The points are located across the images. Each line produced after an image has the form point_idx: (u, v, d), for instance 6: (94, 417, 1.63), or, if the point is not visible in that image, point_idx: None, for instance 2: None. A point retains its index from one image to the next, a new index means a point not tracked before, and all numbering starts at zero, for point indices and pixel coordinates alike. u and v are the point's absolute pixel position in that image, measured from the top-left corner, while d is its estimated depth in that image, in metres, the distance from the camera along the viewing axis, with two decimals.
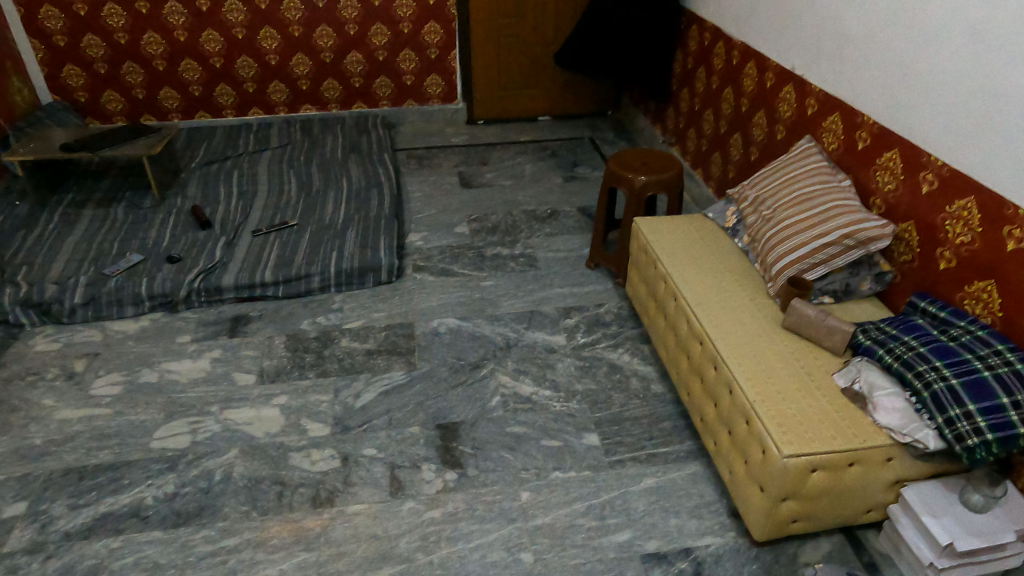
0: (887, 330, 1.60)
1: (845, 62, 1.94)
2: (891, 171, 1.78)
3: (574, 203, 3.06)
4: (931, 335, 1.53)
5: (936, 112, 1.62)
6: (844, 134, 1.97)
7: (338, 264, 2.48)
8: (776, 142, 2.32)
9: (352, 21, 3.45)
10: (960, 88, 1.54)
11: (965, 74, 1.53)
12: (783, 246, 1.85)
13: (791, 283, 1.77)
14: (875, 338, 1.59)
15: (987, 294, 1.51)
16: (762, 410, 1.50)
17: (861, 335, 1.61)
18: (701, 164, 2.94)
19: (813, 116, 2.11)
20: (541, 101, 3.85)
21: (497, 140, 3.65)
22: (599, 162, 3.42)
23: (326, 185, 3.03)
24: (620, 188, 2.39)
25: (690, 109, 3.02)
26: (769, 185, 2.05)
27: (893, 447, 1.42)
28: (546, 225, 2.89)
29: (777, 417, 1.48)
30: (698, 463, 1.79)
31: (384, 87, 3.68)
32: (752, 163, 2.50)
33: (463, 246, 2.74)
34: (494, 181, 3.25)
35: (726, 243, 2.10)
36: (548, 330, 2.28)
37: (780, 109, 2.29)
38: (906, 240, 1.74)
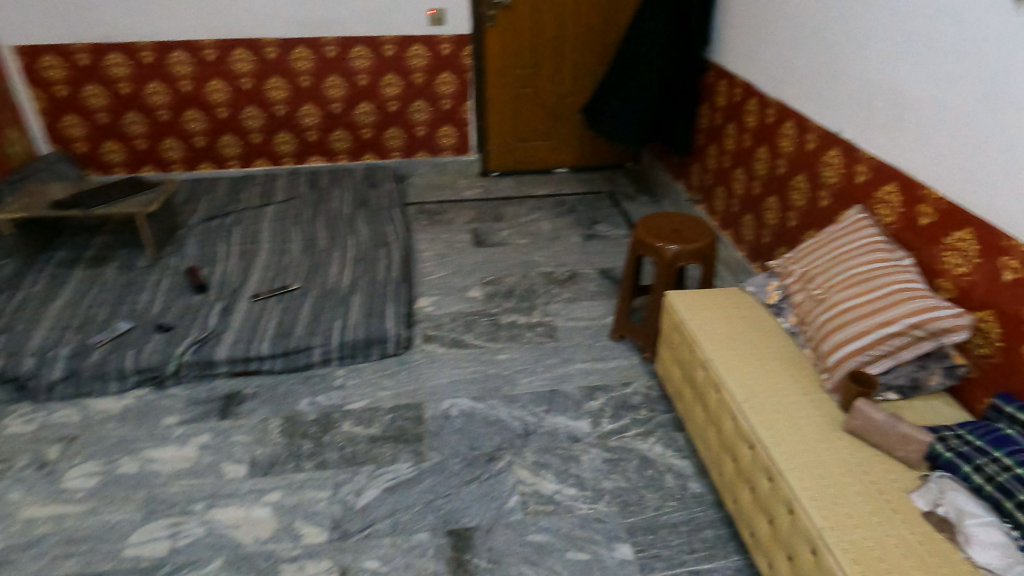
0: (971, 441, 1.38)
1: (902, 128, 1.76)
2: (965, 252, 1.58)
3: (595, 265, 2.87)
4: None
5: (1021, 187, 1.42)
6: (903, 207, 1.77)
7: (341, 335, 2.29)
8: (820, 209, 2.13)
9: (364, 72, 3.33)
10: None
11: None
12: (839, 333, 1.64)
13: (852, 378, 1.55)
14: (958, 451, 1.37)
15: None
16: (832, 539, 1.27)
17: (940, 446, 1.39)
18: (731, 226, 2.76)
19: (864, 183, 1.92)
20: (558, 153, 3.70)
21: (512, 194, 3.49)
22: (620, 220, 3.25)
23: (331, 244, 2.86)
24: (649, 257, 2.20)
25: (718, 166, 2.85)
26: (820, 262, 1.85)
27: None
28: (565, 289, 2.70)
29: (852, 551, 1.25)
30: None
31: (395, 138, 3.54)
32: (791, 229, 2.31)
33: (476, 314, 2.55)
34: (510, 240, 3.07)
35: (771, 323, 1.89)
36: (570, 414, 2.07)
37: (824, 174, 2.11)
38: (985, 332, 1.53)
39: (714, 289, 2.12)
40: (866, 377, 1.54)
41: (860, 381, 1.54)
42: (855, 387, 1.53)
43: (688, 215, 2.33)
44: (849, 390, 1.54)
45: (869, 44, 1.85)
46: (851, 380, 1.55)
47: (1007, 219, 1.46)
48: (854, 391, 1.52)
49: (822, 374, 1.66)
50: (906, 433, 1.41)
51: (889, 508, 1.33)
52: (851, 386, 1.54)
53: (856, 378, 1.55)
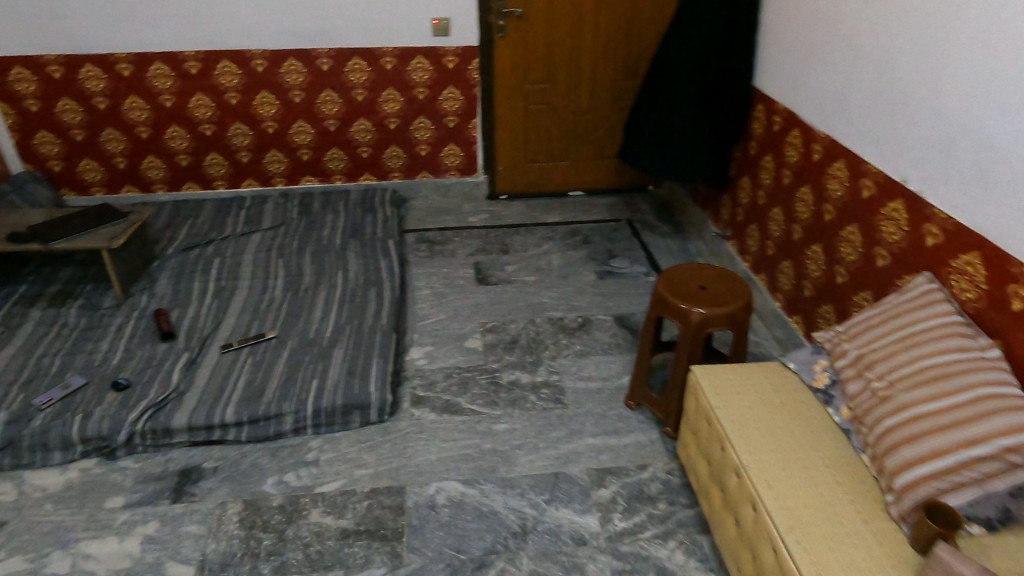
0: None
1: (989, 187, 1.43)
2: None
3: (610, 310, 2.56)
4: None
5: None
6: (988, 285, 1.45)
7: (317, 399, 2.01)
8: (876, 269, 1.81)
9: (361, 86, 3.04)
10: None
11: None
12: (908, 448, 1.33)
13: (928, 511, 1.24)
14: None
15: None
16: None
17: None
18: (767, 271, 2.44)
19: (935, 248, 1.60)
20: (573, 175, 3.38)
21: (522, 221, 3.19)
22: (639, 254, 2.93)
23: (318, 281, 2.58)
24: (672, 320, 1.89)
25: (754, 202, 2.52)
26: (882, 346, 1.53)
27: None
28: (576, 340, 2.40)
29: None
30: None
31: (395, 158, 3.25)
32: (839, 287, 1.99)
33: (473, 370, 2.26)
34: (517, 277, 2.77)
35: (819, 415, 1.58)
36: (576, 506, 1.78)
37: (882, 229, 1.79)
38: None
39: (747, 362, 1.80)
40: (946, 510, 1.22)
41: (938, 516, 1.23)
42: (931, 523, 1.22)
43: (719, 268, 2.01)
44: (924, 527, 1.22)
45: (947, 81, 1.52)
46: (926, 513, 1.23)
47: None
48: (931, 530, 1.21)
49: (887, 496, 1.34)
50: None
51: None
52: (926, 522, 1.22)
53: (934, 511, 1.23)
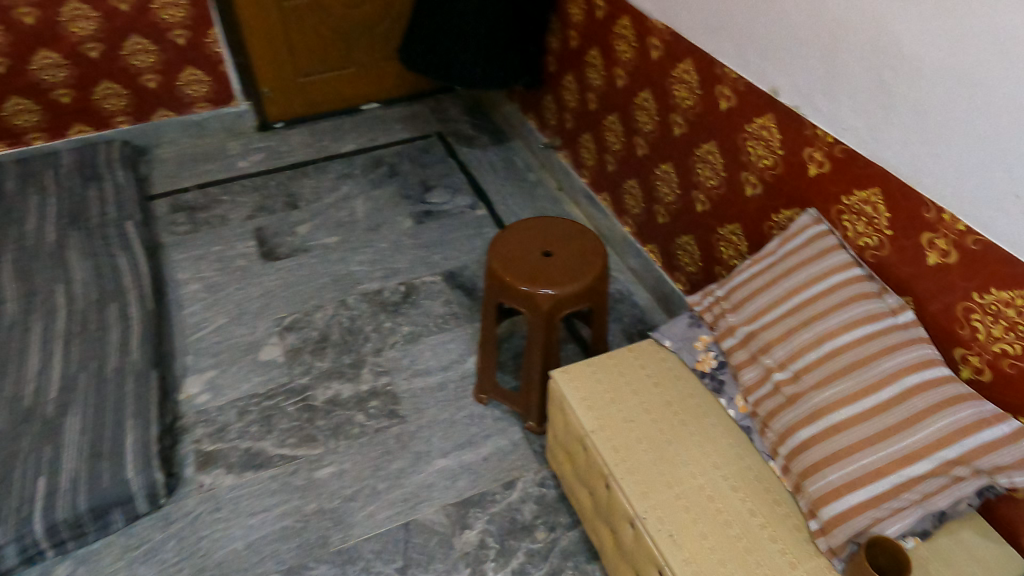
0: None
1: (888, 107, 1.10)
2: (1013, 326, 1.00)
3: (437, 267, 2.10)
4: None
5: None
6: (892, 231, 1.16)
7: (50, 509, 1.41)
8: (745, 199, 1.50)
9: (25, 2, 2.07)
10: None
11: None
12: (833, 468, 1.06)
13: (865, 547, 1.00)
14: None
15: None
16: None
17: None
18: (612, 191, 2.07)
19: (818, 179, 1.28)
20: (363, 84, 2.73)
21: (309, 157, 2.53)
22: (460, 180, 2.44)
23: (27, 307, 1.83)
24: (516, 306, 1.48)
25: (584, 107, 2.09)
26: (777, 322, 1.23)
27: None
28: (402, 319, 1.93)
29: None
30: None
31: (113, 97, 2.39)
32: (701, 215, 1.67)
33: (276, 393, 1.74)
34: (314, 240, 2.18)
35: (712, 414, 1.29)
36: (438, 567, 1.41)
37: (748, 151, 1.44)
38: None
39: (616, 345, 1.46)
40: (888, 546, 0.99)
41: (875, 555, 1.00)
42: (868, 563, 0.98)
43: (559, 219, 1.61)
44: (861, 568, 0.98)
45: None
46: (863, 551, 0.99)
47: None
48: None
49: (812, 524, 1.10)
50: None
51: None
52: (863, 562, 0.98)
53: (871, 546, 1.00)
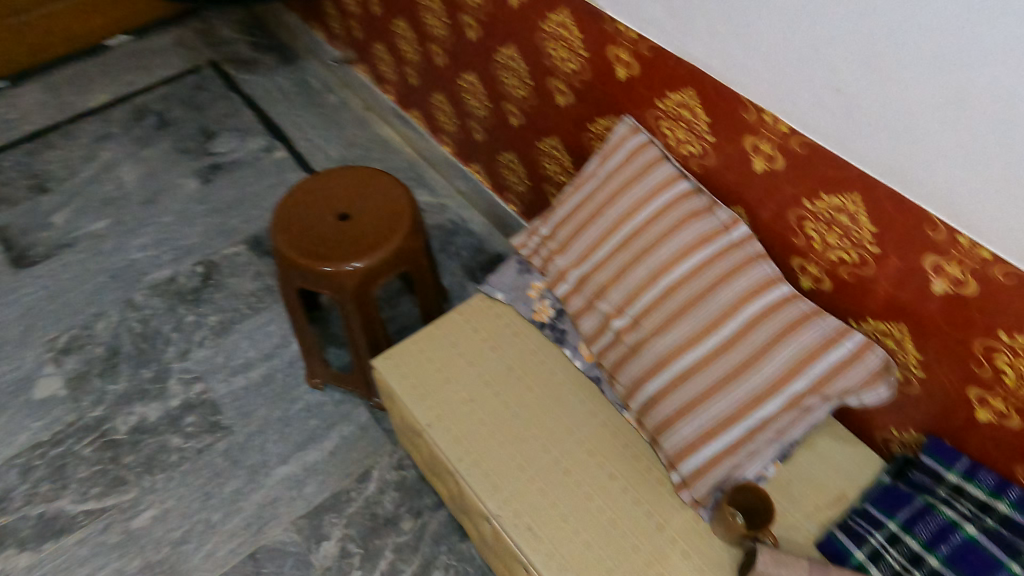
0: (890, 533, 0.94)
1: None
2: (849, 234, 0.91)
3: (238, 234, 1.79)
4: (972, 550, 0.88)
5: (1000, 152, 0.71)
6: (713, 137, 1.01)
7: None
8: (558, 110, 1.30)
9: None
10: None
11: None
12: (687, 420, 0.97)
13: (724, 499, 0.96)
14: (877, 553, 0.93)
15: None
16: None
17: (850, 543, 0.94)
18: (421, 108, 1.81)
19: (628, 82, 1.10)
20: (100, 13, 2.20)
21: (50, 121, 2.04)
22: (247, 118, 2.06)
23: None
24: (322, 290, 1.25)
25: (368, 12, 1.76)
26: (608, 259, 1.09)
27: None
28: (206, 307, 1.65)
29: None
30: None
31: None
32: (517, 130, 1.47)
33: (65, 435, 1.44)
34: (77, 229, 1.79)
35: (558, 370, 1.16)
36: None
37: (549, 54, 1.22)
38: (889, 351, 0.95)
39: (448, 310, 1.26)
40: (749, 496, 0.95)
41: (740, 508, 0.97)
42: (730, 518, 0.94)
43: (341, 171, 1.33)
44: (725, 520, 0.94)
45: None
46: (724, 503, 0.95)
47: (954, 198, 0.78)
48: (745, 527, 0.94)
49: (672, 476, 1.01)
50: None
51: None
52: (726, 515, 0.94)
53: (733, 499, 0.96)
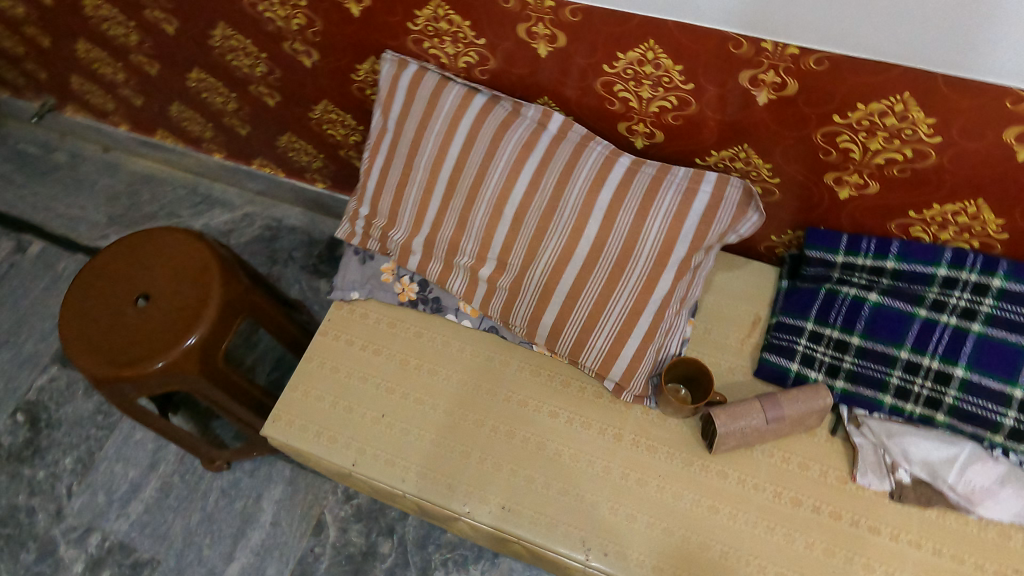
0: (812, 333, 0.96)
1: None
2: (659, 81, 0.85)
3: (43, 357, 1.52)
4: (884, 315, 0.91)
5: None
6: (485, 37, 0.90)
7: None
8: (311, 73, 1.13)
9: None
10: None
11: None
12: (596, 332, 0.93)
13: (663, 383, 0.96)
14: (810, 358, 0.96)
15: (953, 216, 0.85)
16: None
17: (785, 361, 0.97)
18: (166, 125, 1.55)
19: (370, 15, 0.95)
20: None
21: None
22: None
23: None
24: (166, 388, 1.08)
25: (42, 48, 1.44)
26: (444, 210, 0.98)
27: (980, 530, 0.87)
28: (54, 452, 1.42)
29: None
30: None
31: None
32: (280, 109, 1.28)
33: None
34: None
35: (451, 339, 1.07)
36: None
37: (269, 17, 1.04)
38: (741, 172, 0.93)
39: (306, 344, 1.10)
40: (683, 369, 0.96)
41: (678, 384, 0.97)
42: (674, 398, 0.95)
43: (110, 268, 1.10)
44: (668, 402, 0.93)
45: None
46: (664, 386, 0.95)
47: (753, 7, 0.72)
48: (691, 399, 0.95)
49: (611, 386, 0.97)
50: (799, 411, 0.91)
51: (868, 536, 0.88)
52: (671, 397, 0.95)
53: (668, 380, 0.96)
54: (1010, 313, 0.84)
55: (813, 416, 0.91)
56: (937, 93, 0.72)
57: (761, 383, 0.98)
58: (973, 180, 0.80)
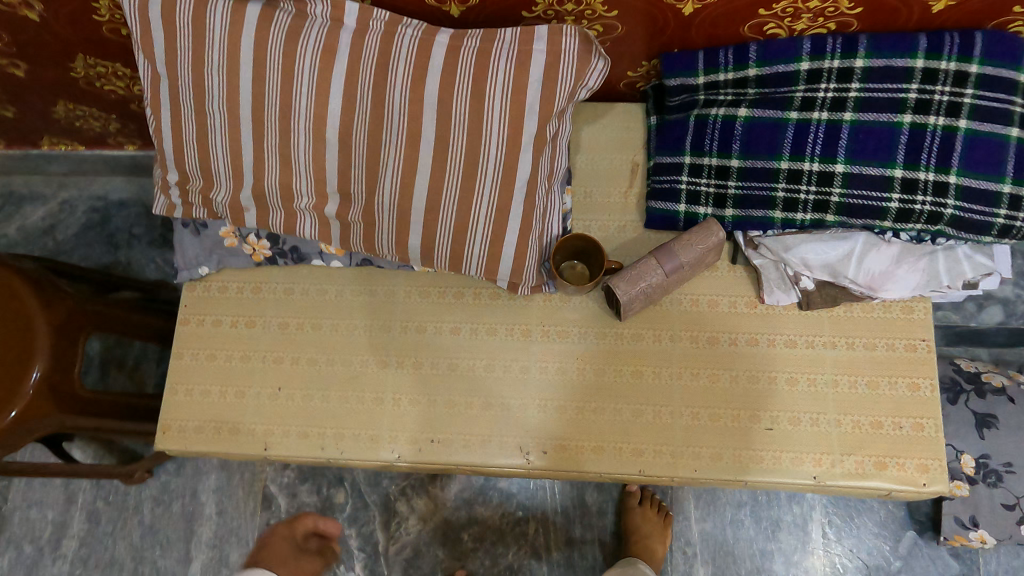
0: (692, 168, 0.90)
1: None
2: None
3: None
4: (756, 129, 0.85)
5: None
6: None
7: None
8: (44, 25, 0.90)
9: None
10: None
11: None
12: (471, 237, 0.84)
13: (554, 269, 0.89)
14: (695, 194, 0.90)
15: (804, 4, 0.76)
16: (834, 474, 0.84)
17: (672, 205, 0.91)
18: None
19: None
20: None
21: None
22: None
23: None
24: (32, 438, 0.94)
25: None
26: (261, 152, 0.84)
27: (887, 313, 0.88)
28: None
29: (868, 453, 0.84)
30: (675, 489, 1.19)
31: None
32: (34, 77, 1.04)
33: None
34: None
35: (325, 285, 0.97)
36: None
37: None
38: (575, 16, 0.81)
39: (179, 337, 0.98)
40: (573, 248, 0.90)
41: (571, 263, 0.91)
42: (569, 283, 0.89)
43: None
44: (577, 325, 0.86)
45: None
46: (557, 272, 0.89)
47: None
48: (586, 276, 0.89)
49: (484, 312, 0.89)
50: (695, 254, 0.86)
51: (787, 352, 0.88)
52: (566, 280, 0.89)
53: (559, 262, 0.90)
54: (876, 92, 0.79)
55: (708, 255, 0.87)
56: None
57: (654, 234, 0.93)
58: None
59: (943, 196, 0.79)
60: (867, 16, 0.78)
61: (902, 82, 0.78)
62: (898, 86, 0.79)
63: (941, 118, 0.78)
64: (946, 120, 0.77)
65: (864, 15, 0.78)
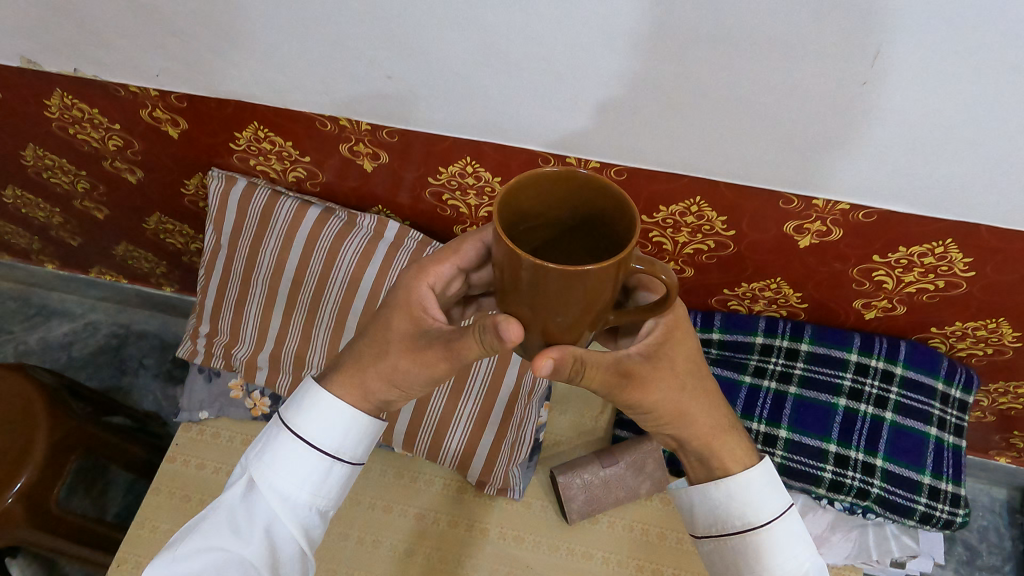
0: None
1: (183, 52, 0.75)
2: (483, 190, 0.88)
3: None
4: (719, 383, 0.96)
5: (551, 97, 0.68)
6: (308, 156, 0.90)
7: None
8: (138, 190, 1.09)
9: None
10: (569, 72, 0.64)
11: (565, 51, 0.62)
12: (451, 432, 0.98)
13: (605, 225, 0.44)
14: None
15: (771, 292, 0.92)
16: None
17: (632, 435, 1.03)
18: None
19: (188, 139, 0.93)
20: None
21: None
22: None
23: None
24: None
25: None
26: (290, 326, 0.98)
27: None
28: None
29: None
30: None
31: None
32: (111, 223, 1.22)
33: None
34: None
35: None
36: None
37: (83, 142, 0.99)
38: None
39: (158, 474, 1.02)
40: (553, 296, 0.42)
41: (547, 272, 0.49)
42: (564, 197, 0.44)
43: None
44: (460, 335, 0.51)
45: None
46: (649, 267, 0.42)
47: (559, 137, 0.74)
48: (538, 194, 0.45)
49: (373, 331, 0.60)
50: (634, 456, 0.97)
51: None
52: (599, 209, 0.45)
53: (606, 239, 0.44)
54: (816, 373, 0.94)
55: (651, 460, 0.97)
56: (723, 197, 0.77)
57: None
58: (779, 263, 0.86)
59: (873, 471, 0.91)
60: (825, 315, 0.94)
61: (838, 370, 0.93)
62: (834, 374, 0.93)
63: (876, 408, 0.92)
64: (868, 407, 0.93)
65: (819, 314, 0.94)
